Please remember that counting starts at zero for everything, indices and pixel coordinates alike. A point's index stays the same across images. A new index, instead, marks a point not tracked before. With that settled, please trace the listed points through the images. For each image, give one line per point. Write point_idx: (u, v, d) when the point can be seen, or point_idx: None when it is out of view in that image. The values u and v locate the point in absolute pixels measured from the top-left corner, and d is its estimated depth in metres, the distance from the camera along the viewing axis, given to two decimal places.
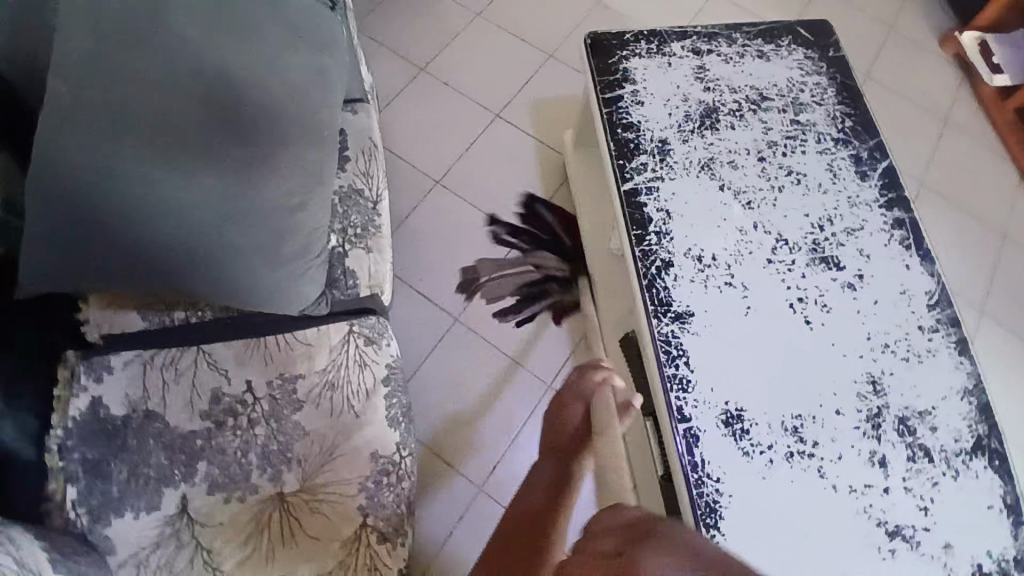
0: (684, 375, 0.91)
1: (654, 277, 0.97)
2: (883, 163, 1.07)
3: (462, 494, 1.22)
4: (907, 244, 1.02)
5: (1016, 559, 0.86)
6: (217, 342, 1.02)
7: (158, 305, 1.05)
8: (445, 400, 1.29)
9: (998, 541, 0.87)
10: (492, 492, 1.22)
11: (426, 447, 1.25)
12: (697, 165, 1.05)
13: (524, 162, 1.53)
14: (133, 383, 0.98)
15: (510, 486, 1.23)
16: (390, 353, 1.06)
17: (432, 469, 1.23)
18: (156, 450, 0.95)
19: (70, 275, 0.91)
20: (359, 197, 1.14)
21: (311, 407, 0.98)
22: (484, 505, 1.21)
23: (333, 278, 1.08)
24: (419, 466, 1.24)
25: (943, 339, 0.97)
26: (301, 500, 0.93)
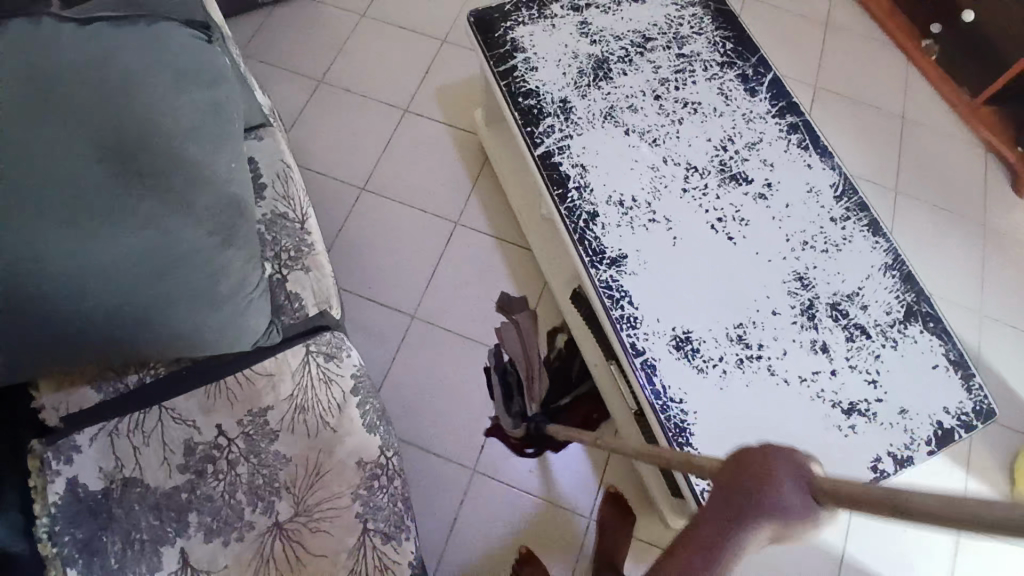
0: (630, 313, 0.96)
1: (584, 230, 1.01)
2: (769, 77, 1.13)
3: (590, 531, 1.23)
4: (805, 146, 1.08)
5: (961, 407, 0.95)
6: (178, 395, 1.02)
7: (110, 372, 1.03)
8: (423, 400, 1.32)
9: (951, 396, 0.95)
10: None
11: (542, 500, 1.25)
12: (601, 116, 1.09)
13: (444, 151, 1.55)
14: (105, 454, 0.98)
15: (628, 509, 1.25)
16: (352, 362, 1.07)
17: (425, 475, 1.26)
18: (144, 513, 0.95)
19: (10, 362, 0.89)
20: (285, 221, 1.14)
21: (286, 433, 1.00)
22: None
23: (279, 305, 1.09)
24: (540, 520, 1.23)
25: (854, 223, 1.04)
26: (298, 523, 0.95)
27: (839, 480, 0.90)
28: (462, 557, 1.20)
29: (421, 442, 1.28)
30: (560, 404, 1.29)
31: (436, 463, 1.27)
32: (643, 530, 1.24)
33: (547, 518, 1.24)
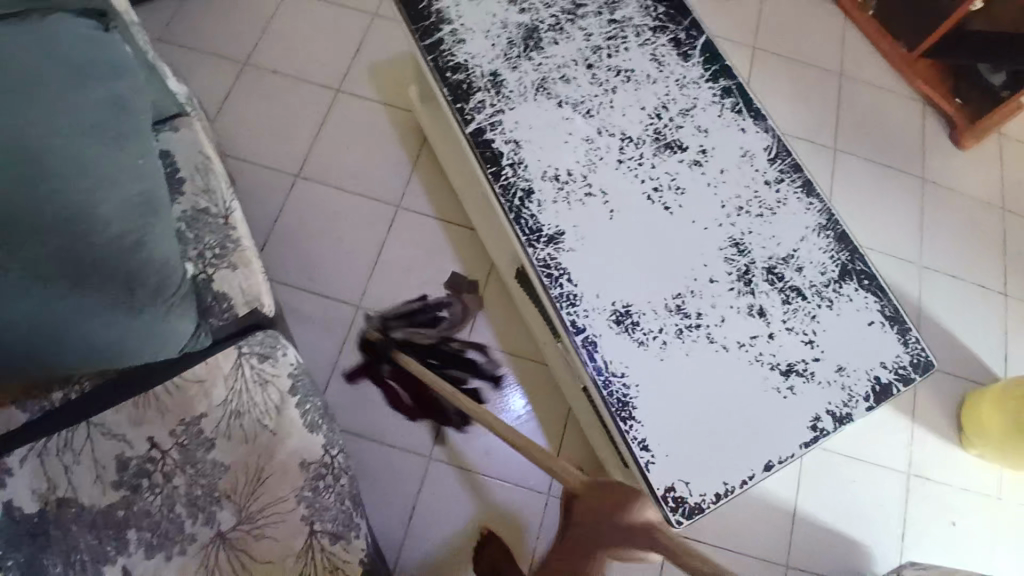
0: (569, 291, 0.95)
1: (520, 208, 0.98)
2: (701, 40, 1.11)
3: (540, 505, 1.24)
4: (739, 109, 1.07)
5: (897, 361, 0.97)
6: (108, 408, 0.96)
7: (34, 391, 0.96)
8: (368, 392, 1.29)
9: (886, 352, 0.97)
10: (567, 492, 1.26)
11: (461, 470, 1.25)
12: (532, 89, 1.04)
13: (380, 132, 1.48)
14: (38, 476, 0.91)
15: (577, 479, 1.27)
16: (289, 361, 1.02)
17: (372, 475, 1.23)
18: (83, 532, 0.90)
19: None
20: (208, 217, 1.08)
21: (223, 440, 0.96)
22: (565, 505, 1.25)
23: (206, 306, 1.03)
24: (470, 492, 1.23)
25: (789, 186, 1.04)
26: (242, 531, 0.91)
27: (780, 442, 0.91)
28: (422, 545, 1.19)
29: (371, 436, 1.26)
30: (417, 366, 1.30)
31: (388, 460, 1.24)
32: None
33: (514, 521, 1.22)
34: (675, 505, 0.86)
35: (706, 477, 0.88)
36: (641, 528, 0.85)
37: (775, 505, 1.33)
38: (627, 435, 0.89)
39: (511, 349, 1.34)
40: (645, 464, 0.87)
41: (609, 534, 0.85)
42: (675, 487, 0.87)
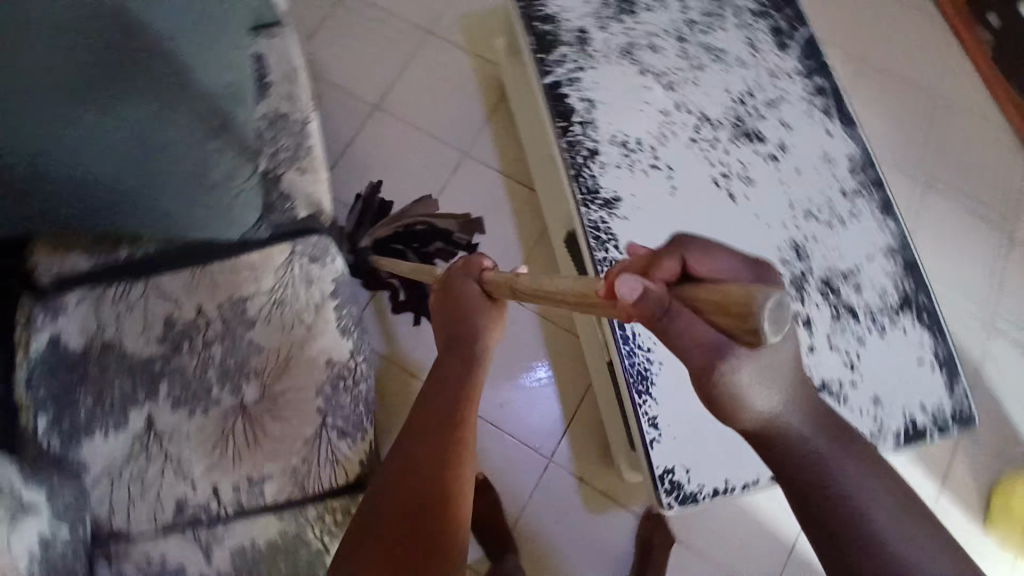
0: (613, 257, 0.95)
1: (582, 167, 0.99)
2: (801, 35, 1.10)
3: (530, 462, 1.27)
4: (827, 110, 1.05)
5: (940, 408, 0.92)
6: (164, 272, 1.04)
7: (101, 245, 1.06)
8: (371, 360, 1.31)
9: (930, 395, 0.92)
10: (560, 458, 1.27)
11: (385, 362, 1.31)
12: (618, 52, 1.06)
13: (462, 80, 1.51)
14: (87, 317, 1.02)
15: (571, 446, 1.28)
16: (335, 267, 1.07)
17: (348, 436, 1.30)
18: (118, 376, 0.99)
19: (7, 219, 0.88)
20: (288, 121, 1.14)
21: (263, 324, 1.02)
22: (556, 470, 1.27)
23: (271, 202, 1.10)
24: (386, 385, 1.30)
25: (865, 201, 1.00)
26: (262, 407, 0.98)
27: None
28: None
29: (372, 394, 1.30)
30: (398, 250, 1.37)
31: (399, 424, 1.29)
32: (602, 482, 1.27)
33: (503, 473, 1.25)
34: (671, 487, 0.86)
35: (709, 469, 0.87)
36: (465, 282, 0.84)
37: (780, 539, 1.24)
38: (639, 411, 0.87)
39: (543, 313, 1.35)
40: (651, 442, 0.87)
41: (463, 328, 0.83)
42: (675, 471, 0.86)
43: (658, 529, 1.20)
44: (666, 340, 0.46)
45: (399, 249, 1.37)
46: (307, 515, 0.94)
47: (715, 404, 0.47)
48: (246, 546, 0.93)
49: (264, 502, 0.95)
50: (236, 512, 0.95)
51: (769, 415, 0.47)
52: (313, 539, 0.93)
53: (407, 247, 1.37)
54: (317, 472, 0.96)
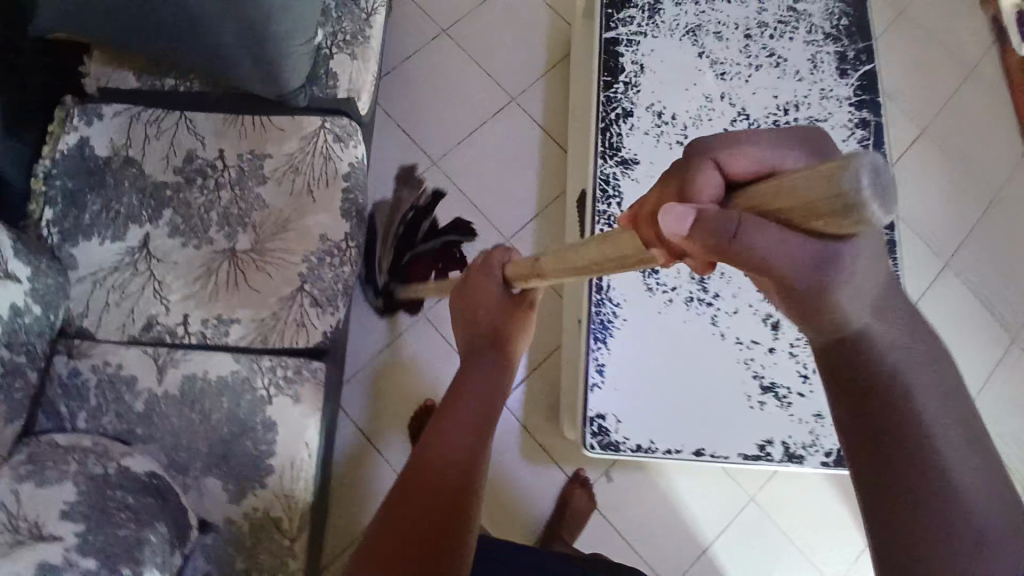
0: (613, 213, 0.98)
1: (611, 123, 1.02)
2: (868, 66, 1.06)
3: None
4: (865, 144, 1.04)
5: None
6: (200, 112, 1.09)
7: (151, 71, 1.12)
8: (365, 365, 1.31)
9: None
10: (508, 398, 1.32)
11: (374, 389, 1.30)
12: (682, 29, 1.06)
13: (532, 31, 1.53)
14: (119, 131, 1.07)
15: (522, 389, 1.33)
16: (355, 153, 1.10)
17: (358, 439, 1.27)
18: (129, 192, 1.04)
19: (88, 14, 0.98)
20: (354, 8, 1.17)
21: (274, 184, 1.06)
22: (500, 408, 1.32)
23: (316, 76, 1.14)
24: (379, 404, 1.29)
25: None
26: (250, 257, 1.03)
27: (722, 441, 0.91)
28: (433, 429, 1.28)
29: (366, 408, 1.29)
30: (406, 257, 1.38)
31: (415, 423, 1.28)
32: (542, 437, 1.32)
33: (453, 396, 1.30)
34: (597, 431, 0.91)
35: (639, 428, 0.91)
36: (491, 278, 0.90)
37: (691, 535, 1.30)
38: (591, 355, 0.93)
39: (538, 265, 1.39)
40: (591, 385, 0.92)
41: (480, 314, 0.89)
42: (606, 418, 0.91)
43: (580, 493, 1.27)
44: (751, 259, 0.45)
45: (404, 257, 1.37)
46: (260, 364, 0.98)
47: (805, 302, 0.49)
48: (196, 376, 0.97)
49: (227, 341, 1.00)
50: (198, 343, 1.00)
51: (843, 305, 0.50)
52: (260, 387, 0.97)
53: (409, 250, 1.38)
54: (282, 329, 1.00)
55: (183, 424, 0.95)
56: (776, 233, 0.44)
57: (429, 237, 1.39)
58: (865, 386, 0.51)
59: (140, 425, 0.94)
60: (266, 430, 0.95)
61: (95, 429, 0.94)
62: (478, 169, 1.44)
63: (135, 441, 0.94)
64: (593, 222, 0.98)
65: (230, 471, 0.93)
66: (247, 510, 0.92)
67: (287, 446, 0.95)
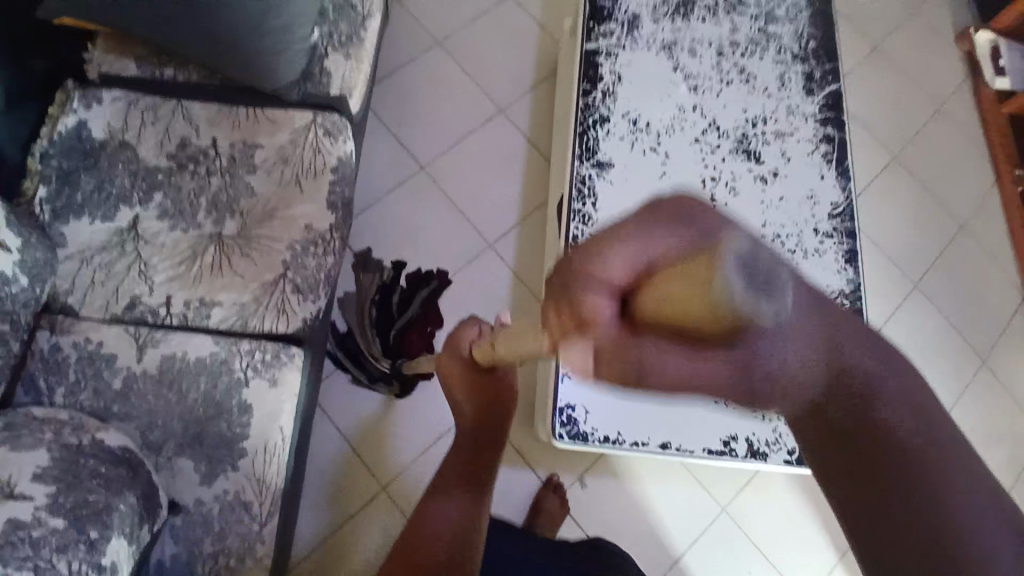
0: (587, 212, 1.02)
1: (589, 128, 1.07)
2: (833, 86, 1.13)
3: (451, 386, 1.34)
4: (829, 158, 1.09)
5: None
6: (196, 101, 1.14)
7: (151, 57, 1.17)
8: (362, 410, 1.30)
9: None
10: None
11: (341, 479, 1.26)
12: (659, 44, 1.13)
13: (522, 45, 1.60)
14: (117, 114, 1.11)
15: None
16: (343, 149, 1.14)
17: (376, 490, 1.26)
18: (122, 175, 1.08)
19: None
20: (351, 12, 1.23)
21: (263, 174, 1.10)
22: None
23: (310, 74, 1.18)
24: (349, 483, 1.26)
25: (835, 243, 1.05)
26: (236, 243, 1.06)
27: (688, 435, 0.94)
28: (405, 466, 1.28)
29: (329, 496, 1.25)
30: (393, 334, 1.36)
31: (431, 461, 1.28)
32: (518, 437, 1.33)
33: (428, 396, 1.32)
34: (566, 421, 0.93)
35: (608, 420, 0.94)
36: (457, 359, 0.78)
37: (660, 539, 1.31)
38: None
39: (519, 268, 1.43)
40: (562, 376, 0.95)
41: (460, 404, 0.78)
42: (575, 408, 0.94)
43: (552, 494, 1.28)
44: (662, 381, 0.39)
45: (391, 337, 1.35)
46: (239, 346, 1.00)
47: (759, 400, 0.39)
48: (175, 356, 0.98)
49: (208, 323, 1.02)
50: (180, 324, 1.02)
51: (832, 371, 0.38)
52: (237, 369, 0.99)
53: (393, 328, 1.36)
54: (262, 313, 1.03)
55: (159, 404, 0.96)
56: (676, 353, 0.37)
57: (406, 303, 1.38)
58: (871, 361, 0.38)
59: (117, 403, 0.96)
60: (241, 412, 0.96)
61: (73, 404, 0.96)
62: (464, 173, 1.49)
63: (111, 418, 0.95)
64: (567, 220, 1.02)
65: (204, 450, 0.94)
66: (219, 492, 0.93)
67: (261, 428, 0.96)
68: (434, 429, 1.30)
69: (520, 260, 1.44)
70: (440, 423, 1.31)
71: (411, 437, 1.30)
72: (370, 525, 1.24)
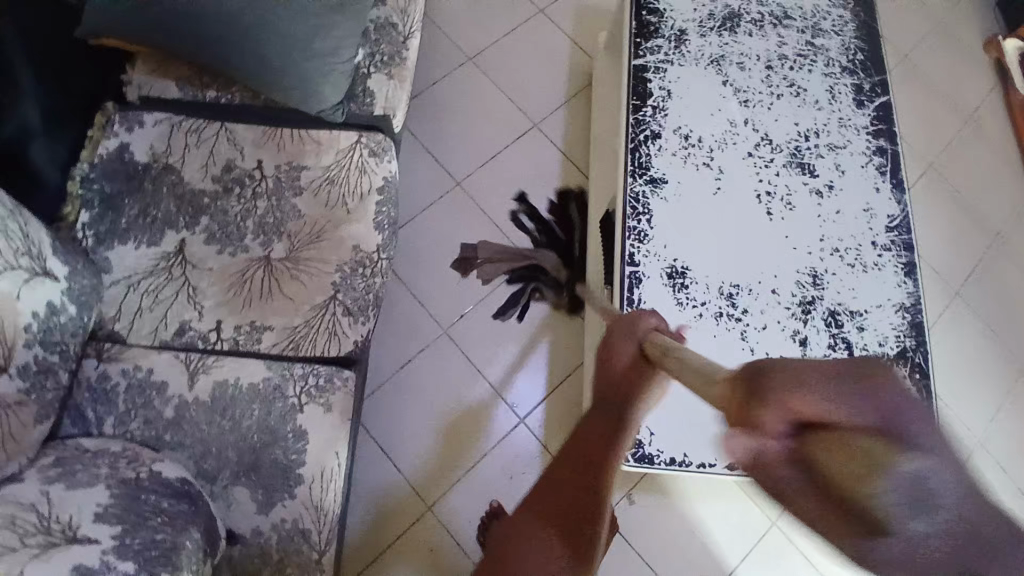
0: (643, 229, 1.02)
1: (641, 144, 1.06)
2: (883, 98, 1.12)
3: (491, 405, 1.32)
4: (883, 171, 1.08)
5: None
6: (240, 123, 1.13)
7: (195, 81, 1.16)
8: (405, 410, 1.29)
9: None
10: (516, 405, 1.32)
11: (382, 501, 1.23)
12: (707, 59, 1.12)
13: (555, 60, 1.60)
14: (158, 139, 1.10)
15: (526, 393, 1.33)
16: (389, 169, 1.13)
17: (410, 495, 1.24)
18: (167, 198, 1.07)
19: (139, 23, 1.02)
20: (393, 30, 1.22)
21: (310, 194, 1.09)
22: (510, 417, 1.31)
23: (353, 93, 1.17)
24: (394, 508, 1.23)
25: (893, 257, 1.04)
26: (284, 265, 1.04)
27: None
28: (445, 490, 1.25)
29: (370, 521, 1.22)
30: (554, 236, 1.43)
31: (476, 486, 1.26)
32: None
33: (469, 418, 1.30)
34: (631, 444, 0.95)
35: (670, 441, 0.96)
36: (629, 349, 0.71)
37: (711, 557, 1.29)
38: None
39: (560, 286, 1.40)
40: None
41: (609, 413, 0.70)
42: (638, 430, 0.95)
43: None
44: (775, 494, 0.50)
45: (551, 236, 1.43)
46: (292, 372, 0.99)
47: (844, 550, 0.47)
48: (227, 383, 0.97)
49: (259, 348, 1.00)
50: (231, 349, 1.00)
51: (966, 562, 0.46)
52: (291, 395, 0.97)
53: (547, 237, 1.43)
54: (313, 337, 1.01)
55: (212, 431, 0.94)
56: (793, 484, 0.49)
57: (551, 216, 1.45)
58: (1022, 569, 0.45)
59: (169, 431, 0.94)
60: (297, 439, 0.94)
61: (124, 434, 0.94)
62: (501, 189, 1.47)
63: (164, 446, 0.93)
64: (623, 238, 1.02)
65: (260, 479, 0.92)
66: (277, 521, 0.91)
67: (317, 455, 0.94)
68: (469, 437, 1.29)
69: None
70: (480, 444, 1.29)
71: (442, 444, 1.28)
72: (405, 528, 1.22)
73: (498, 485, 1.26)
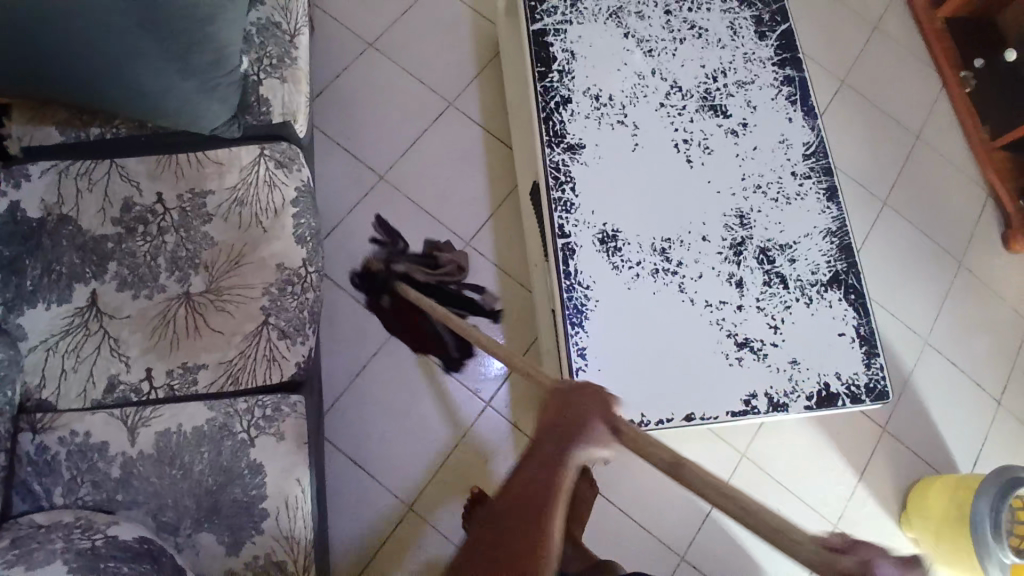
0: (568, 198, 1.00)
1: (553, 112, 1.04)
2: (783, 27, 1.12)
3: (455, 392, 1.31)
4: (793, 100, 1.09)
5: (862, 381, 0.98)
6: (132, 157, 1.05)
7: (75, 120, 1.07)
8: (366, 418, 1.28)
9: (847, 365, 0.99)
10: (479, 389, 1.32)
11: (361, 513, 1.22)
12: (606, 13, 1.09)
13: (458, 33, 1.54)
14: (49, 190, 1.02)
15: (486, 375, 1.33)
16: (300, 178, 1.08)
17: (401, 510, 1.23)
18: (69, 250, 1.00)
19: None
20: (277, 30, 1.15)
21: (220, 220, 1.03)
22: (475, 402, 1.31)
23: (247, 104, 1.10)
24: (374, 516, 1.22)
25: (813, 184, 1.05)
26: (207, 299, 0.99)
27: (710, 402, 0.95)
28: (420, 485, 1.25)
29: (350, 533, 1.21)
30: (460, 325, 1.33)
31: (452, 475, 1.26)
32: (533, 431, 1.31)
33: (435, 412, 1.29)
34: None
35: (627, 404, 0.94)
36: (599, 430, 0.77)
37: (690, 498, 1.33)
38: (571, 340, 0.95)
39: (501, 264, 1.39)
40: (576, 369, 0.94)
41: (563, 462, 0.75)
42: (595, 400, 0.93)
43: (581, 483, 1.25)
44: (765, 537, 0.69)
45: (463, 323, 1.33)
46: (236, 408, 0.95)
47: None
48: (171, 431, 0.93)
49: (196, 391, 0.96)
50: (167, 397, 0.96)
51: None
52: (239, 431, 0.94)
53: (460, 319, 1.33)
54: (251, 367, 0.98)
55: (165, 483, 0.90)
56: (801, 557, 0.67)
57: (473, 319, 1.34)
58: None
59: (120, 491, 0.90)
60: (253, 474, 0.92)
61: (74, 503, 0.89)
62: (427, 177, 1.43)
63: (118, 508, 0.89)
64: (550, 211, 1.00)
65: (224, 521, 0.90)
66: (249, 559, 0.89)
67: (278, 486, 0.92)
68: (440, 435, 1.28)
69: (498, 246, 1.40)
70: (449, 435, 1.29)
71: (415, 450, 1.27)
72: (405, 545, 1.21)
73: (483, 478, 1.27)
